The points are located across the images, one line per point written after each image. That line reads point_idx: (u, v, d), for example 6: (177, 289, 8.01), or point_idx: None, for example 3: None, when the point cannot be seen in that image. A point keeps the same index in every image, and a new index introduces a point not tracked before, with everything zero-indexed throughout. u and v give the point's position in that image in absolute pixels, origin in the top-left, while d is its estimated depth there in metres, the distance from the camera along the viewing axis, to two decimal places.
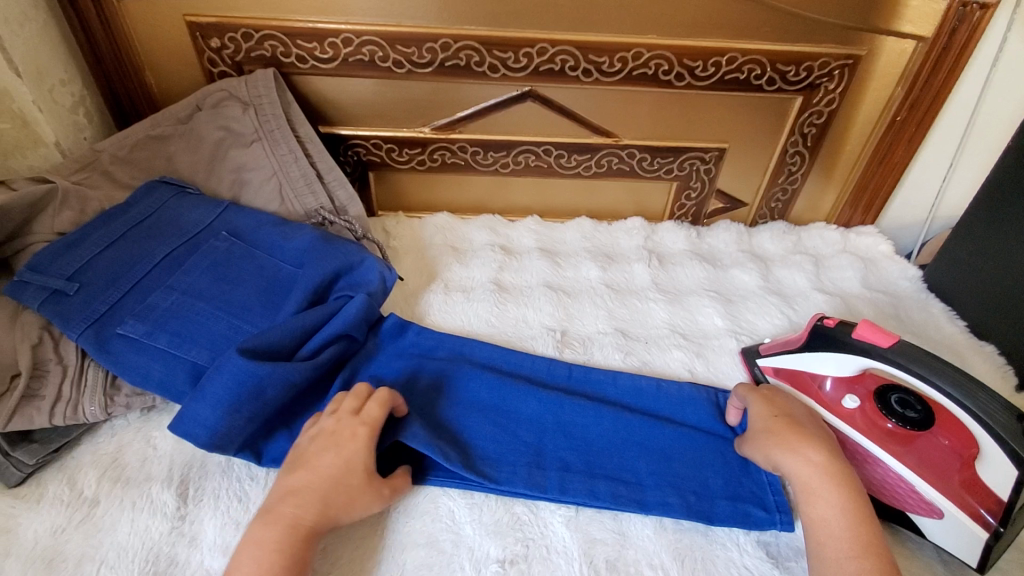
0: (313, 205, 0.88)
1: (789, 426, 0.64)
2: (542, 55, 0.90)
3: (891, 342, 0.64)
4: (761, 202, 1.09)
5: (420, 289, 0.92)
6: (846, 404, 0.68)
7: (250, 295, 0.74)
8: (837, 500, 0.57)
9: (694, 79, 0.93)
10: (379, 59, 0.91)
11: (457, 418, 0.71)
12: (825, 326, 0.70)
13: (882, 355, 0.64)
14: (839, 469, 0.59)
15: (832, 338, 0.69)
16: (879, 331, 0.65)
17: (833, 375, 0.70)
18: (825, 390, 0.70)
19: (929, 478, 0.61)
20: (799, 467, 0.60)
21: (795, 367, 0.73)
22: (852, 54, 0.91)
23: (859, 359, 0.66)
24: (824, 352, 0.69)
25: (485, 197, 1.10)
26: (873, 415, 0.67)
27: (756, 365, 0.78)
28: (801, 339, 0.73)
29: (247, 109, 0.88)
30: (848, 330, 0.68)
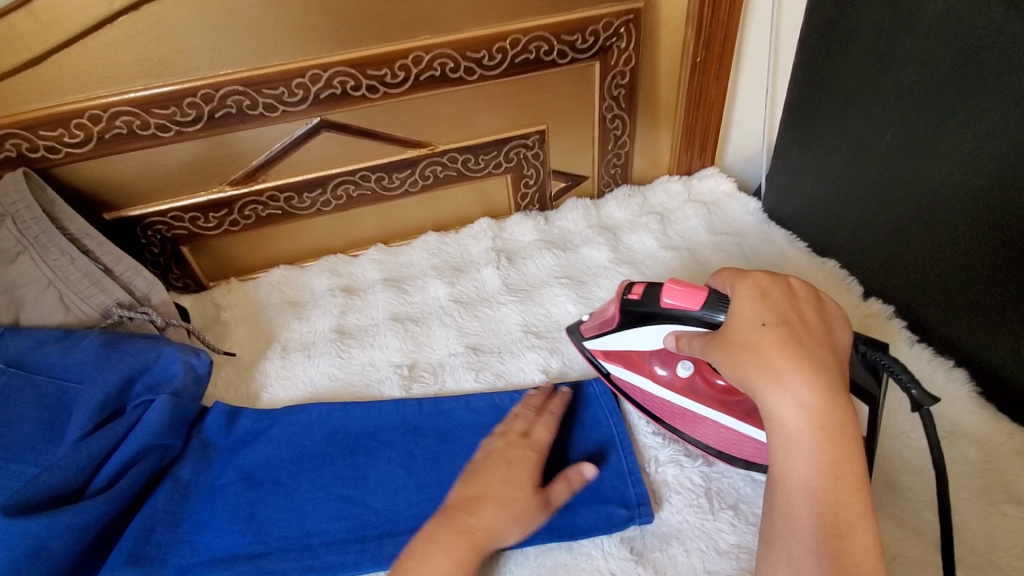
0: (106, 303, 0.79)
1: (783, 348, 0.49)
2: (318, 82, 0.84)
3: (701, 302, 0.57)
4: (599, 171, 1.07)
5: (256, 359, 0.84)
6: (681, 373, 0.65)
7: (31, 431, 0.65)
8: (817, 454, 0.46)
9: (484, 70, 0.89)
10: (138, 128, 0.82)
11: (222, 544, 0.63)
12: (632, 300, 0.63)
13: (697, 318, 0.57)
14: (830, 418, 0.47)
15: (643, 312, 0.62)
16: (683, 291, 0.58)
17: (658, 349, 0.65)
18: (657, 368, 0.66)
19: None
20: (788, 404, 0.47)
21: (622, 346, 0.68)
22: (631, 8, 0.89)
23: (678, 326, 0.60)
24: (643, 327, 0.63)
25: (322, 238, 1.03)
26: (705, 376, 0.64)
27: (586, 349, 0.72)
28: (615, 318, 0.66)
29: (2, 220, 0.78)
30: (656, 299, 0.61)
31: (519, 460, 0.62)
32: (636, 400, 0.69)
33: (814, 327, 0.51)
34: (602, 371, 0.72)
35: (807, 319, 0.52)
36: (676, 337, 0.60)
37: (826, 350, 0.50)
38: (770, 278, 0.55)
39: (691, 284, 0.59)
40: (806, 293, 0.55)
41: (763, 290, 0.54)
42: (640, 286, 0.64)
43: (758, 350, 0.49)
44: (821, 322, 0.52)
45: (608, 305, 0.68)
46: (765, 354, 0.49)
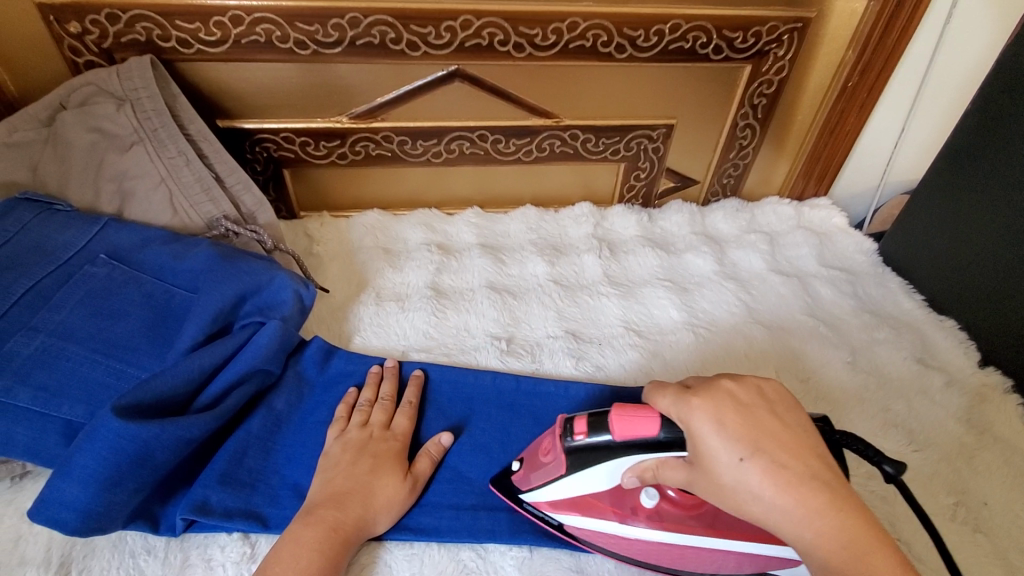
0: (213, 214, 0.77)
1: (772, 481, 0.43)
2: (467, 29, 0.80)
3: (657, 425, 0.50)
4: (712, 179, 1.03)
5: (348, 301, 0.83)
6: (644, 503, 0.56)
7: (135, 330, 0.63)
8: (854, 566, 0.42)
9: (636, 50, 0.84)
10: (277, 40, 0.78)
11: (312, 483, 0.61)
12: (579, 439, 0.54)
13: (657, 443, 0.50)
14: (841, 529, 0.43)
15: (588, 450, 0.54)
16: (629, 418, 0.51)
17: (605, 488, 0.56)
18: (612, 507, 0.56)
19: (751, 536, 0.54)
20: (787, 520, 0.43)
21: (569, 494, 0.56)
22: (802, 17, 0.85)
23: (625, 462, 0.52)
24: (593, 467, 0.54)
25: (419, 189, 0.99)
26: (663, 493, 0.56)
27: (523, 501, 0.59)
28: (561, 466, 0.55)
29: (122, 105, 0.75)
30: (604, 431, 0.52)
31: (384, 452, 0.60)
32: (593, 546, 0.58)
33: (791, 434, 0.46)
34: (549, 522, 0.59)
35: (772, 425, 0.46)
36: (646, 466, 0.52)
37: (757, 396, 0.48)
38: (709, 393, 0.47)
39: (631, 406, 0.52)
40: (750, 393, 0.48)
41: (716, 410, 0.46)
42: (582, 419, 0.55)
43: (756, 489, 0.44)
44: (789, 420, 0.47)
45: (542, 453, 0.57)
46: (756, 492, 0.44)
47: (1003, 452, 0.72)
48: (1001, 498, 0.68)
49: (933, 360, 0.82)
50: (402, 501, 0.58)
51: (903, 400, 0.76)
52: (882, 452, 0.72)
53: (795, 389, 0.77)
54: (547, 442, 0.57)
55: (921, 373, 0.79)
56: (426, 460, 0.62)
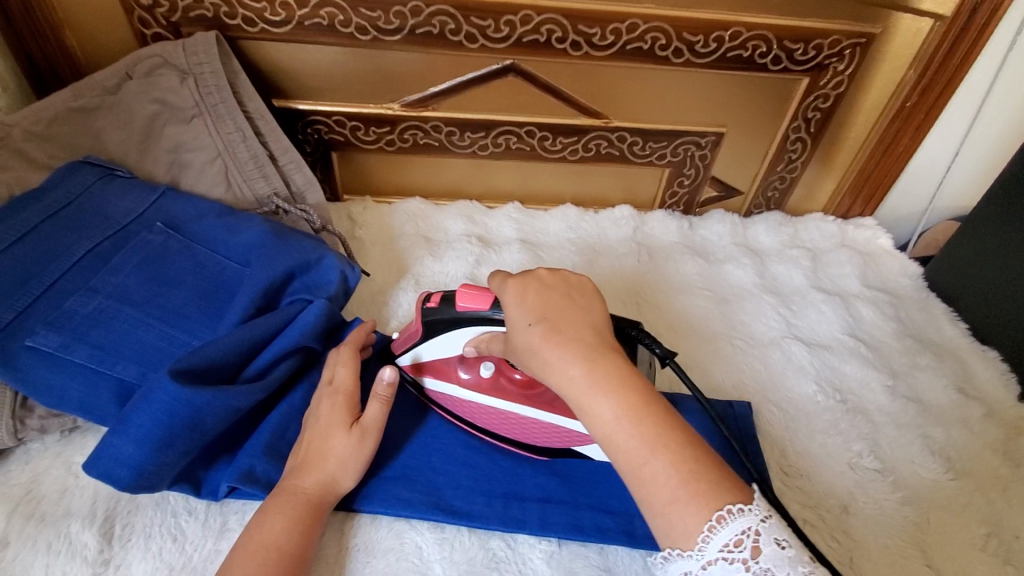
0: (265, 191, 0.78)
1: (547, 341, 0.49)
2: (526, 24, 0.80)
3: (490, 301, 0.58)
4: (757, 191, 1.02)
5: (388, 286, 0.84)
6: (483, 373, 0.66)
7: (187, 298, 0.65)
8: (608, 409, 0.46)
9: (693, 55, 0.84)
10: (339, 24, 0.79)
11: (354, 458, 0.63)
12: (431, 308, 0.62)
13: (486, 318, 0.58)
14: (596, 387, 0.47)
15: (438, 317, 0.62)
16: (471, 294, 0.58)
17: (458, 355, 0.65)
18: (458, 373, 0.66)
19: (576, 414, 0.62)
20: (554, 372, 0.48)
21: (434, 357, 0.66)
22: (866, 32, 0.84)
23: (467, 331, 0.61)
24: (441, 334, 0.63)
25: (461, 181, 0.99)
26: (506, 373, 0.66)
27: (400, 365, 0.68)
28: (418, 332, 0.64)
29: (186, 78, 0.77)
30: (449, 303, 0.60)
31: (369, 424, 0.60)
32: (454, 413, 0.67)
33: (578, 312, 0.51)
34: (415, 389, 0.68)
35: (561, 301, 0.52)
36: (481, 338, 0.61)
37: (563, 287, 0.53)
38: (524, 275, 0.54)
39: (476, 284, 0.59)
40: (558, 279, 0.54)
41: (521, 289, 0.53)
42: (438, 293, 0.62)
43: (532, 346, 0.50)
44: (582, 302, 0.53)
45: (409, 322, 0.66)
46: (536, 349, 0.49)
47: None
48: None
49: (975, 391, 0.80)
50: None
51: (942, 428, 0.75)
52: (917, 478, 0.70)
53: (832, 408, 0.75)
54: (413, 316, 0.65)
55: (961, 403, 0.78)
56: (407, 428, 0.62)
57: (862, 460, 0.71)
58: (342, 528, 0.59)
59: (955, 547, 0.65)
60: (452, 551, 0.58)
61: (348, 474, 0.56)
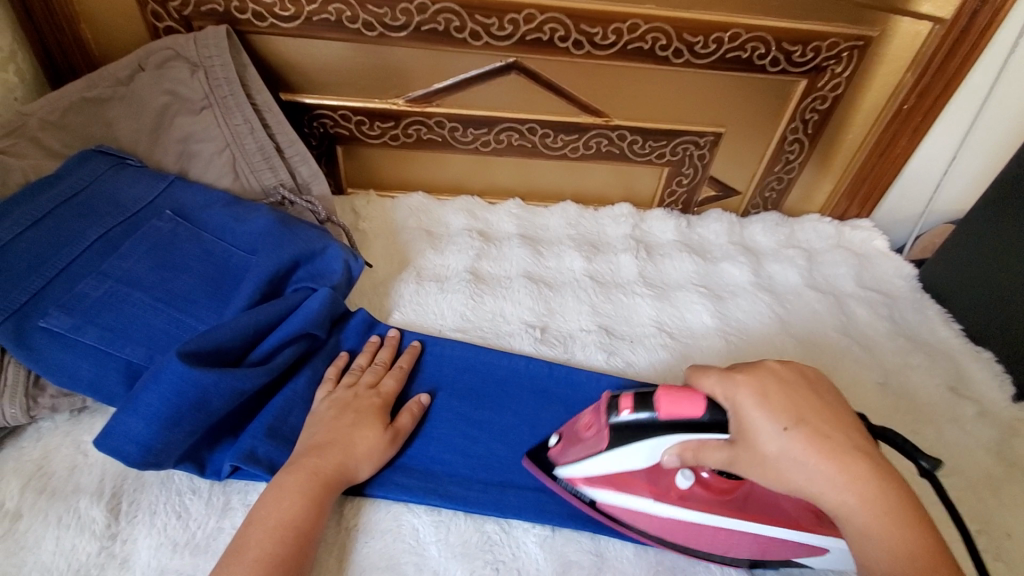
0: (271, 182, 0.80)
1: (813, 447, 0.47)
2: (530, 22, 0.82)
3: (703, 407, 0.50)
4: (755, 191, 1.03)
5: (390, 278, 0.86)
6: (680, 485, 0.57)
7: (195, 284, 0.66)
8: (866, 515, 0.46)
9: (693, 56, 0.85)
10: (346, 20, 0.81)
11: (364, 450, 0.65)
12: (624, 415, 0.53)
13: (690, 424, 0.50)
14: (873, 490, 0.46)
15: (635, 426, 0.53)
16: (677, 398, 0.51)
17: (642, 468, 0.55)
18: (646, 485, 0.57)
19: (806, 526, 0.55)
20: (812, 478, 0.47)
21: (606, 470, 0.57)
22: (864, 35, 0.85)
23: (666, 439, 0.52)
24: (638, 446, 0.53)
25: (463, 176, 1.01)
26: (697, 476, 0.57)
27: (557, 476, 0.61)
28: (603, 441, 0.55)
29: (196, 71, 0.79)
30: (649, 408, 0.52)
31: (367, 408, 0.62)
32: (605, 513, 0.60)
33: (829, 407, 0.50)
34: (581, 497, 0.60)
35: (807, 398, 0.50)
36: (686, 450, 0.51)
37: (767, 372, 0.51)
38: (753, 370, 0.51)
39: (676, 386, 0.52)
40: (790, 370, 0.52)
41: (760, 384, 0.49)
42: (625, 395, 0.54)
43: (794, 453, 0.47)
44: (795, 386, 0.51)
45: (585, 427, 0.57)
46: (799, 457, 0.47)
47: None
48: None
49: (968, 390, 0.82)
50: (381, 454, 0.61)
51: (933, 426, 0.76)
52: (907, 474, 0.72)
53: None
54: (588, 419, 0.57)
55: (953, 402, 0.79)
56: (409, 416, 0.65)
57: None
58: (341, 509, 0.61)
59: (943, 541, 0.66)
60: (448, 533, 0.60)
61: (350, 455, 0.58)
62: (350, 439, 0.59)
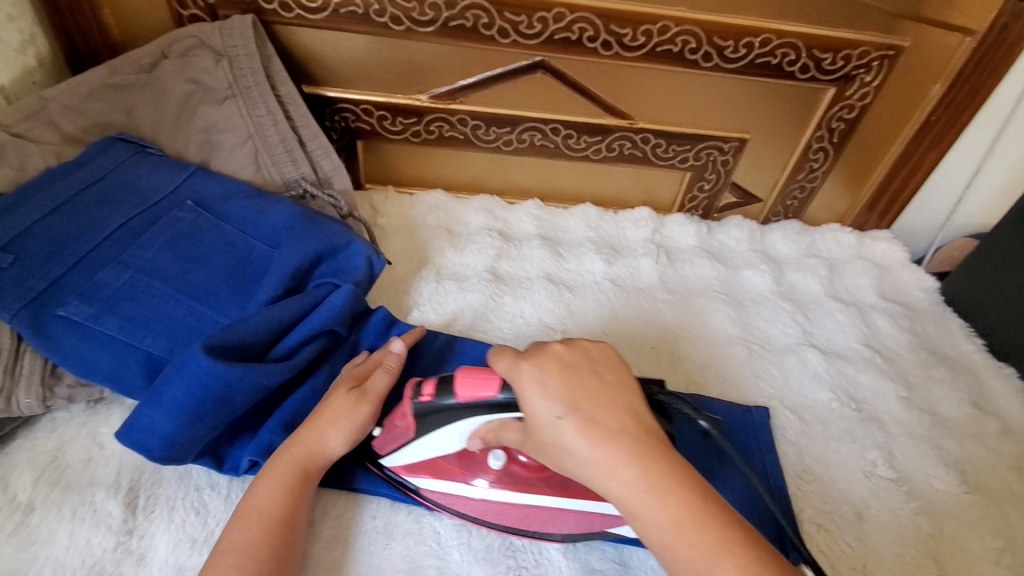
0: (293, 175, 0.79)
1: (584, 435, 0.46)
2: (559, 21, 0.81)
3: (498, 386, 0.51)
4: (776, 199, 1.02)
5: (409, 275, 0.85)
6: (493, 466, 0.57)
7: (216, 276, 0.65)
8: (665, 520, 0.43)
9: (722, 61, 0.84)
10: (374, 13, 0.80)
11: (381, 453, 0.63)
12: (425, 401, 0.55)
13: (496, 406, 0.52)
14: (682, 496, 0.44)
15: (436, 409, 0.55)
16: (472, 380, 0.52)
17: (454, 451, 0.58)
18: (469, 470, 0.58)
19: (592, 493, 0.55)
20: (596, 471, 0.45)
21: (425, 455, 0.58)
22: (895, 45, 0.84)
23: (474, 421, 0.54)
24: (443, 429, 0.56)
25: (483, 175, 1.00)
26: (514, 458, 0.57)
27: (383, 465, 0.60)
28: (411, 427, 0.57)
29: (221, 60, 0.78)
30: (449, 393, 0.53)
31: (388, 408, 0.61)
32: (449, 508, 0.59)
33: (612, 398, 0.48)
34: (409, 487, 0.60)
35: (592, 387, 0.48)
36: (490, 428, 0.54)
37: (552, 356, 0.50)
38: (538, 356, 0.50)
39: (478, 368, 0.53)
40: (578, 356, 0.50)
41: (541, 373, 0.48)
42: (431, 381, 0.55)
43: (569, 444, 0.46)
44: (610, 380, 0.49)
45: (395, 415, 0.58)
46: (570, 446, 0.46)
47: None
48: None
49: (990, 406, 0.81)
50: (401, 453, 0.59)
51: (956, 440, 0.75)
52: (930, 489, 0.71)
53: (847, 416, 0.76)
54: (401, 408, 0.57)
55: (975, 417, 0.78)
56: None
57: (877, 469, 0.71)
58: (362, 509, 0.60)
59: (968, 558, 0.65)
60: (471, 537, 0.59)
61: None
62: (374, 440, 0.58)
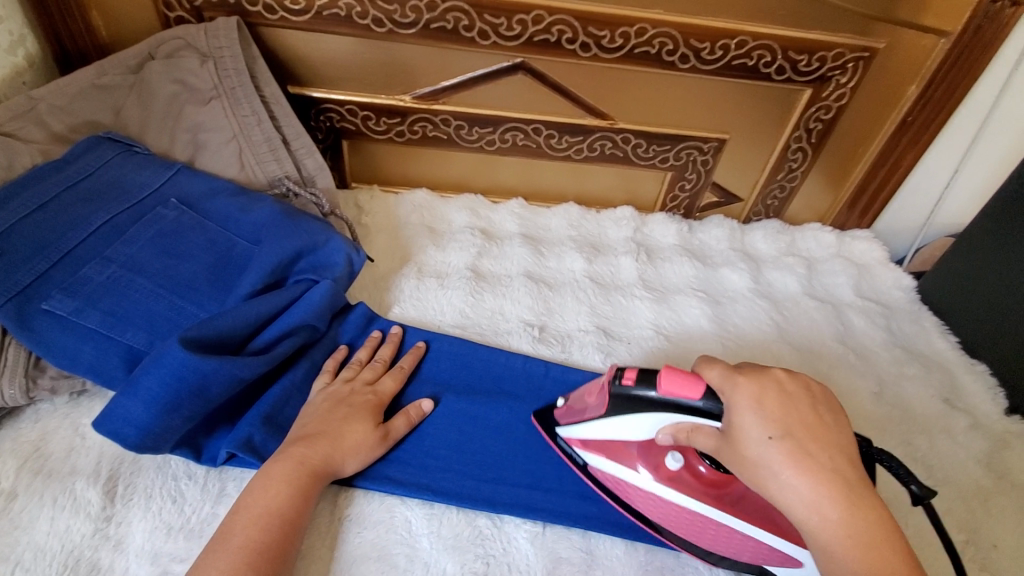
0: (276, 173, 0.81)
1: (791, 460, 0.46)
2: (538, 24, 0.82)
3: (701, 391, 0.51)
4: (757, 198, 1.03)
5: (391, 273, 0.86)
6: (669, 465, 0.58)
7: (197, 272, 0.67)
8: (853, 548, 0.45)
9: (699, 62, 0.86)
10: (356, 16, 0.81)
11: None
12: (625, 385, 0.56)
13: (689, 408, 0.52)
14: (863, 525, 0.45)
15: (633, 398, 0.56)
16: (676, 379, 0.52)
17: (638, 439, 0.58)
18: (639, 458, 0.59)
19: (763, 524, 0.55)
20: (800, 500, 0.46)
21: (603, 438, 0.61)
22: (870, 46, 0.85)
23: (660, 416, 0.54)
24: (631, 417, 0.57)
25: (467, 174, 1.01)
26: (691, 465, 0.58)
27: (558, 436, 0.65)
28: (603, 407, 0.59)
29: (205, 61, 0.79)
30: (649, 386, 0.54)
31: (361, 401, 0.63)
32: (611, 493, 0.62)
33: (823, 426, 0.48)
34: (575, 461, 0.64)
35: (805, 413, 0.48)
36: (682, 429, 0.54)
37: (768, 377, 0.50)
38: (758, 374, 0.50)
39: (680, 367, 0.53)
40: (796, 383, 0.50)
41: (757, 390, 0.49)
42: (631, 368, 0.56)
43: (774, 463, 0.46)
44: (827, 418, 0.49)
45: (588, 394, 0.61)
46: (775, 468, 0.46)
47: (1021, 500, 0.72)
48: (1014, 543, 0.68)
49: (961, 403, 0.82)
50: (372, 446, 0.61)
51: (926, 436, 0.77)
52: None
53: None
54: (594, 386, 0.61)
55: (945, 413, 0.80)
56: (404, 419, 0.65)
57: None
58: (336, 499, 0.61)
59: (932, 551, 0.66)
60: (441, 527, 0.60)
61: (342, 447, 0.59)
62: (343, 430, 0.59)
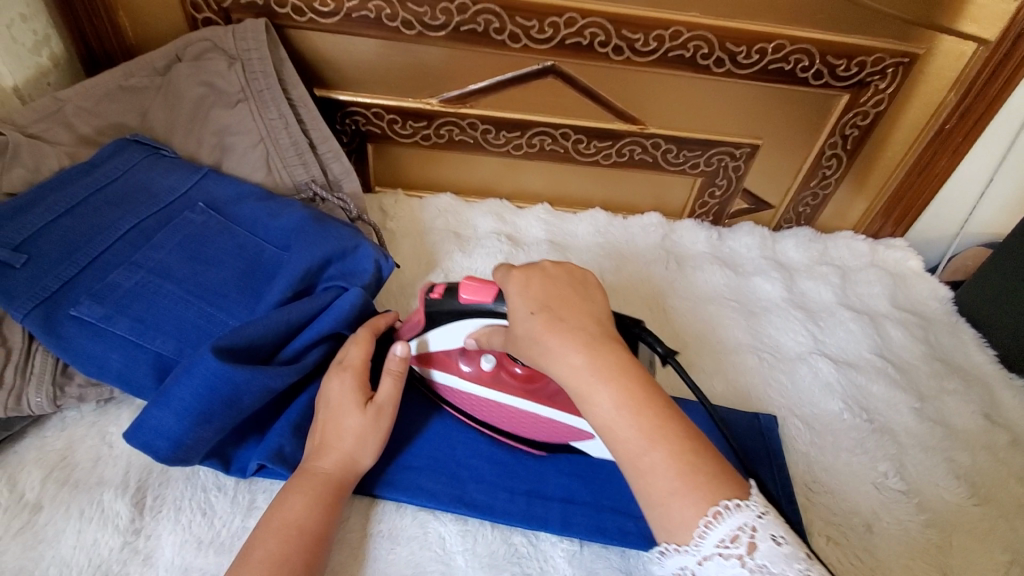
0: (303, 178, 0.80)
1: (549, 330, 0.49)
2: (570, 26, 0.81)
3: (493, 295, 0.56)
4: (788, 206, 1.01)
5: (418, 279, 0.85)
6: (484, 367, 0.64)
7: (227, 278, 0.66)
8: (634, 422, 0.46)
9: (734, 66, 0.84)
10: (385, 18, 0.80)
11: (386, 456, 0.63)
12: (434, 297, 0.60)
13: (488, 311, 0.57)
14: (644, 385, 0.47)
15: (438, 310, 0.60)
16: (472, 286, 0.57)
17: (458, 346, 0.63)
18: (459, 363, 0.64)
19: (561, 407, 0.62)
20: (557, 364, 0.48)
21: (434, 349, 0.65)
22: (910, 52, 0.83)
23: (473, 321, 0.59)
24: (438, 326, 0.61)
25: (492, 179, 0.99)
26: (507, 366, 0.64)
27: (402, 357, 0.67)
28: (421, 321, 0.62)
29: (233, 63, 0.78)
30: (454, 295, 0.59)
31: None
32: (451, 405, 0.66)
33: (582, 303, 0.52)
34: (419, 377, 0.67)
35: (567, 293, 0.52)
36: (484, 331, 0.59)
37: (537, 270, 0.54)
38: (527, 267, 0.54)
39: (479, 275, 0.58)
40: (562, 270, 0.54)
41: (525, 279, 0.53)
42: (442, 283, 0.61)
43: (534, 335, 0.50)
44: (587, 296, 0.53)
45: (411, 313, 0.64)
46: (537, 340, 0.50)
47: None
48: None
49: (1002, 418, 0.79)
50: None
51: (969, 453, 0.74)
52: (943, 502, 0.70)
53: (858, 426, 0.75)
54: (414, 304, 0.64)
55: (989, 429, 0.77)
56: None
57: (888, 480, 0.70)
58: (368, 514, 0.59)
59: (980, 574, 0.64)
60: (477, 544, 0.58)
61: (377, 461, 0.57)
62: (376, 443, 0.58)
